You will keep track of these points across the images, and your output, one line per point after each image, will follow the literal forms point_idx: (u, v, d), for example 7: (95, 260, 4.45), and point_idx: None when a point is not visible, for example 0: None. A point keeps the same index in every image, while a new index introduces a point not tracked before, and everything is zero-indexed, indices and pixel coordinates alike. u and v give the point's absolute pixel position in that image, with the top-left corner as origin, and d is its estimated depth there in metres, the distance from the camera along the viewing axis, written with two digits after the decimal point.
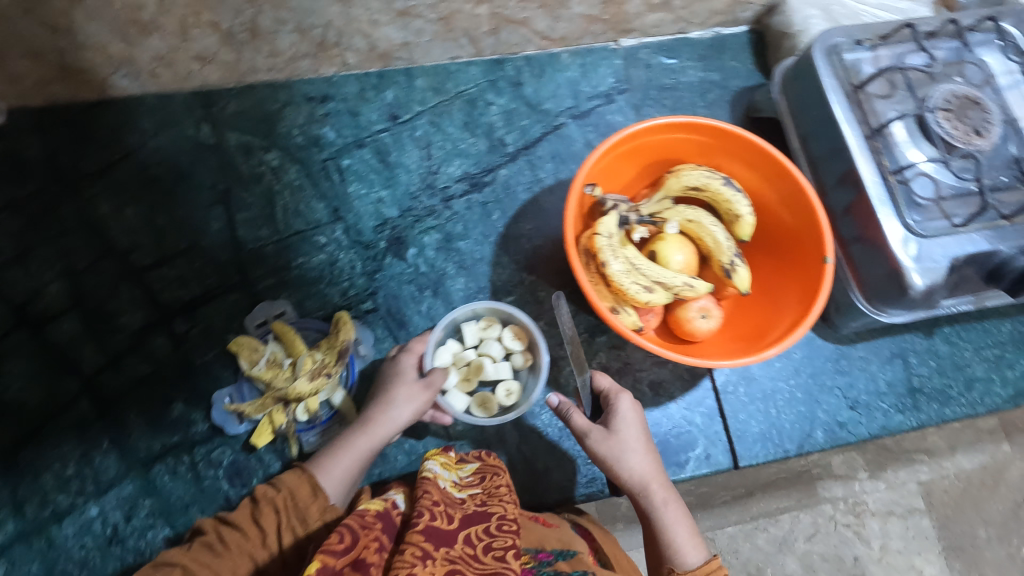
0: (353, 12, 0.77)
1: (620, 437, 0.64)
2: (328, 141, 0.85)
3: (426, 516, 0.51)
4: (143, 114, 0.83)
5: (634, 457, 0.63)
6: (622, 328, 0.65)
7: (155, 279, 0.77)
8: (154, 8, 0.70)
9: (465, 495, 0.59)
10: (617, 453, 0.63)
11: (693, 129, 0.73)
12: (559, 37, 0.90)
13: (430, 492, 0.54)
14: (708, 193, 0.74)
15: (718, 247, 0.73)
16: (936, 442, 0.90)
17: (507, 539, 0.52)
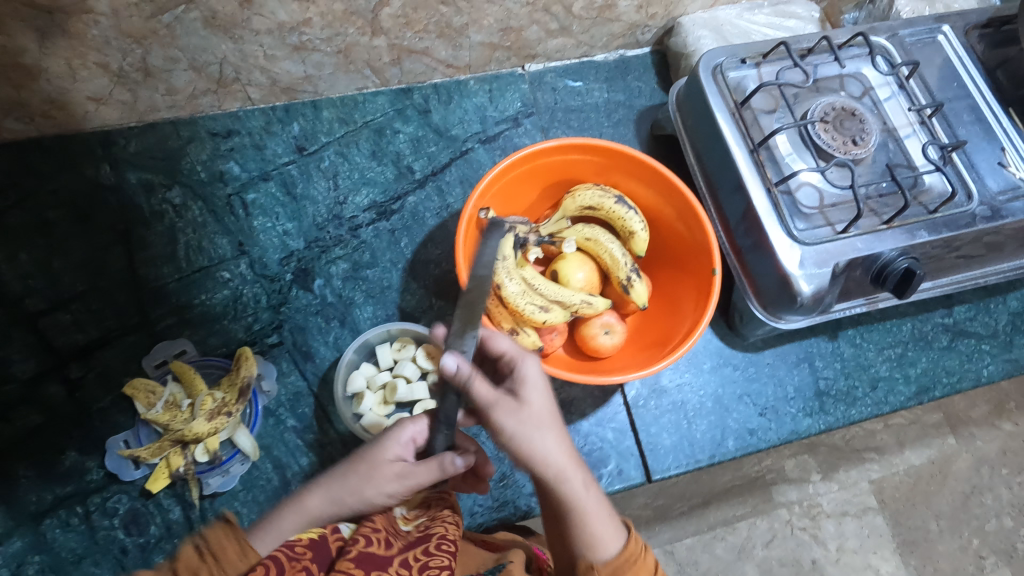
0: (246, 48, 0.77)
1: (530, 410, 0.54)
2: (233, 175, 0.85)
3: (362, 541, 0.51)
4: (37, 156, 0.81)
5: (545, 436, 0.53)
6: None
7: (49, 325, 0.75)
8: (35, 52, 0.69)
9: (412, 525, 0.58)
10: (530, 433, 0.53)
11: (585, 150, 0.75)
12: (464, 65, 0.91)
13: (371, 519, 0.54)
14: (603, 212, 0.76)
15: (616, 263, 0.74)
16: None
17: (441, 561, 0.52)
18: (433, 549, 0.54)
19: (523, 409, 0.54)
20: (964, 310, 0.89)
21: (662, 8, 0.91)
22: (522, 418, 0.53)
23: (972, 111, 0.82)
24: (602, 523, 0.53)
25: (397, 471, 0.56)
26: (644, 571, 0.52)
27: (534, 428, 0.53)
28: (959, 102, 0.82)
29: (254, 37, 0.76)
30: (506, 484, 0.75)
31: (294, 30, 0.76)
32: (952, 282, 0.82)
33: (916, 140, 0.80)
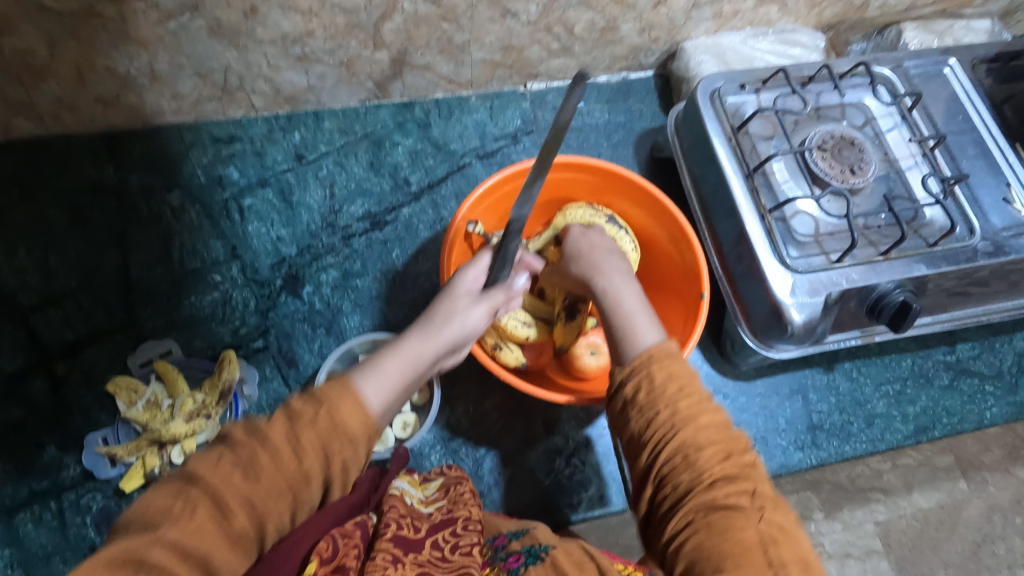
0: (250, 57, 0.79)
1: (609, 257, 0.64)
2: (232, 180, 0.86)
3: (394, 524, 0.50)
4: (45, 155, 0.84)
5: (618, 276, 0.61)
6: (491, 364, 0.64)
7: (40, 320, 0.76)
8: (46, 54, 0.71)
9: (433, 509, 0.58)
10: (607, 266, 0.62)
11: (579, 168, 0.75)
12: (466, 82, 0.93)
13: (396, 506, 0.52)
14: None
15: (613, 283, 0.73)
16: (892, 480, 0.81)
17: (471, 538, 0.52)
18: (461, 528, 0.53)
19: (597, 247, 0.65)
20: (968, 348, 0.86)
21: (664, 33, 0.92)
22: (599, 253, 0.64)
23: (977, 145, 0.80)
24: (644, 321, 0.55)
25: (471, 303, 0.59)
26: (671, 372, 0.50)
27: (611, 252, 0.65)
28: (964, 135, 0.81)
29: (258, 47, 0.78)
30: (484, 502, 0.73)
31: (297, 41, 0.78)
32: (953, 319, 0.79)
33: (918, 172, 0.78)
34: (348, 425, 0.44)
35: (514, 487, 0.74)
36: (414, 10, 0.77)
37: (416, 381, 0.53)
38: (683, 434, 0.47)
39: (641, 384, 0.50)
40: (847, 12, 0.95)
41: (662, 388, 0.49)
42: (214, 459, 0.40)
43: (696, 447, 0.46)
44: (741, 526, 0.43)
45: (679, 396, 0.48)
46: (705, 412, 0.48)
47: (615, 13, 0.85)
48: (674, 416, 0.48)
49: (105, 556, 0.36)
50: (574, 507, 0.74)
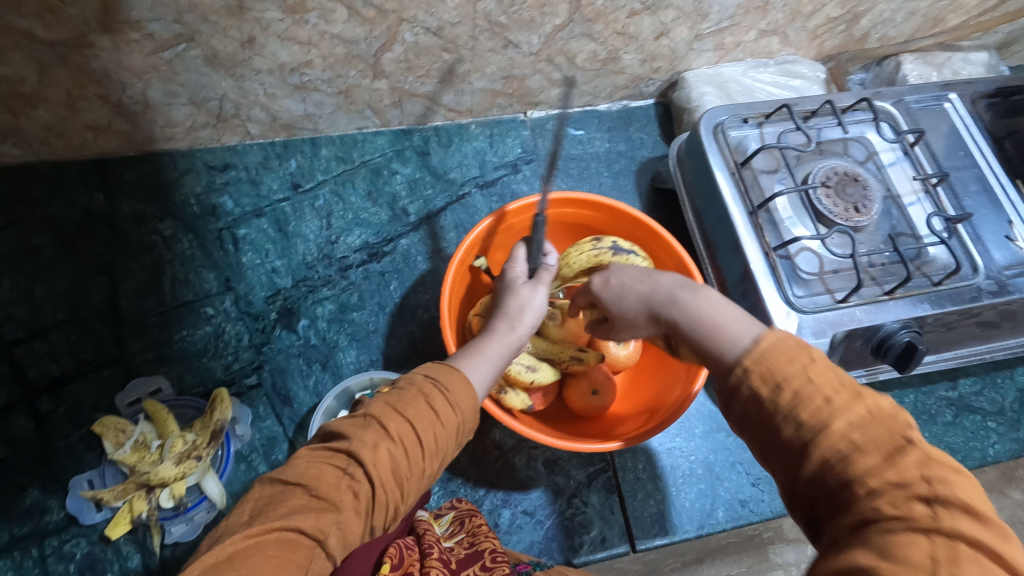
0: (246, 86, 0.78)
1: (651, 279, 0.55)
2: (226, 209, 0.84)
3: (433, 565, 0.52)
4: (33, 182, 0.82)
5: (686, 290, 0.53)
6: (495, 410, 0.62)
7: (26, 354, 0.74)
8: (36, 82, 0.70)
9: (454, 543, 0.60)
10: (662, 289, 0.54)
11: (578, 204, 0.75)
12: (466, 109, 0.92)
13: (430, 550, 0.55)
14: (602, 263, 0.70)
15: None
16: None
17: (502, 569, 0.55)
18: (490, 560, 0.56)
19: (633, 274, 0.57)
20: (969, 383, 0.86)
21: (666, 63, 0.91)
22: (644, 280, 0.56)
23: (979, 181, 0.80)
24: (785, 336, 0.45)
25: (532, 287, 0.60)
26: (798, 379, 0.42)
27: (651, 275, 0.56)
28: (966, 171, 0.81)
29: (255, 76, 0.76)
30: None
31: (295, 70, 0.77)
32: (958, 356, 0.79)
33: (921, 209, 0.78)
34: (461, 409, 0.48)
35: (515, 530, 0.72)
36: (415, 41, 0.76)
37: (501, 365, 0.56)
38: (821, 443, 0.39)
39: (755, 408, 0.43)
40: (847, 44, 0.96)
41: (781, 404, 0.42)
42: (373, 442, 0.44)
43: (836, 458, 0.39)
44: (908, 541, 0.34)
45: (801, 405, 0.41)
46: (838, 417, 0.39)
47: (617, 44, 0.85)
48: (803, 424, 0.41)
49: (284, 517, 0.39)
50: (576, 550, 0.72)
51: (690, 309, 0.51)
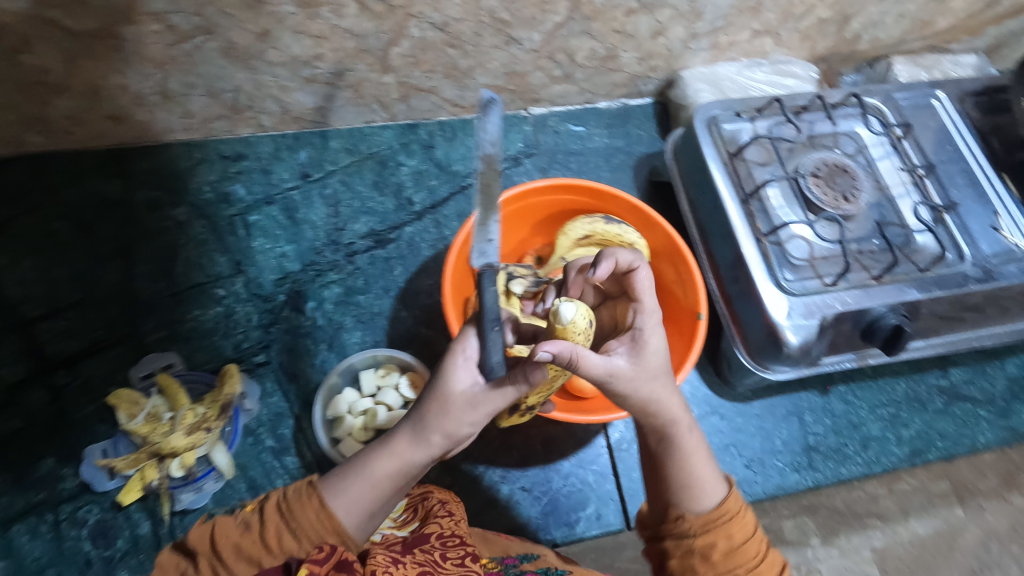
0: (260, 78, 0.81)
1: (643, 364, 0.54)
2: (238, 197, 0.88)
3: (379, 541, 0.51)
4: (54, 169, 0.85)
5: (657, 384, 0.55)
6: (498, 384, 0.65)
7: (43, 330, 0.76)
8: (61, 72, 0.73)
9: (407, 531, 0.60)
10: (650, 388, 0.54)
11: (572, 190, 0.78)
12: (469, 105, 0.95)
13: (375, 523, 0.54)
14: (597, 238, 0.76)
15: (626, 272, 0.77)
16: (890, 507, 0.76)
17: (458, 546, 0.53)
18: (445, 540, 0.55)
19: (636, 362, 0.54)
20: (960, 372, 0.87)
21: (662, 61, 0.95)
22: (631, 378, 0.54)
23: (966, 174, 0.82)
24: (707, 476, 0.55)
25: (457, 396, 0.54)
26: (741, 528, 0.53)
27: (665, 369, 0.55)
28: (953, 165, 0.83)
29: (268, 68, 0.80)
30: (482, 520, 0.73)
31: (307, 63, 0.80)
32: (944, 343, 0.80)
33: (909, 200, 0.81)
34: (320, 530, 0.51)
35: (513, 505, 0.74)
36: (422, 36, 0.80)
37: (385, 486, 0.54)
38: (712, 542, 0.52)
39: (705, 524, 0.53)
40: (839, 45, 0.99)
41: (731, 536, 0.53)
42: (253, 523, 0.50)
43: (727, 555, 0.52)
44: None
45: (722, 521, 0.53)
46: (745, 544, 0.52)
47: (614, 42, 0.88)
48: (706, 528, 0.52)
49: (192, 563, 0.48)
50: (571, 526, 0.74)
51: (654, 402, 0.54)
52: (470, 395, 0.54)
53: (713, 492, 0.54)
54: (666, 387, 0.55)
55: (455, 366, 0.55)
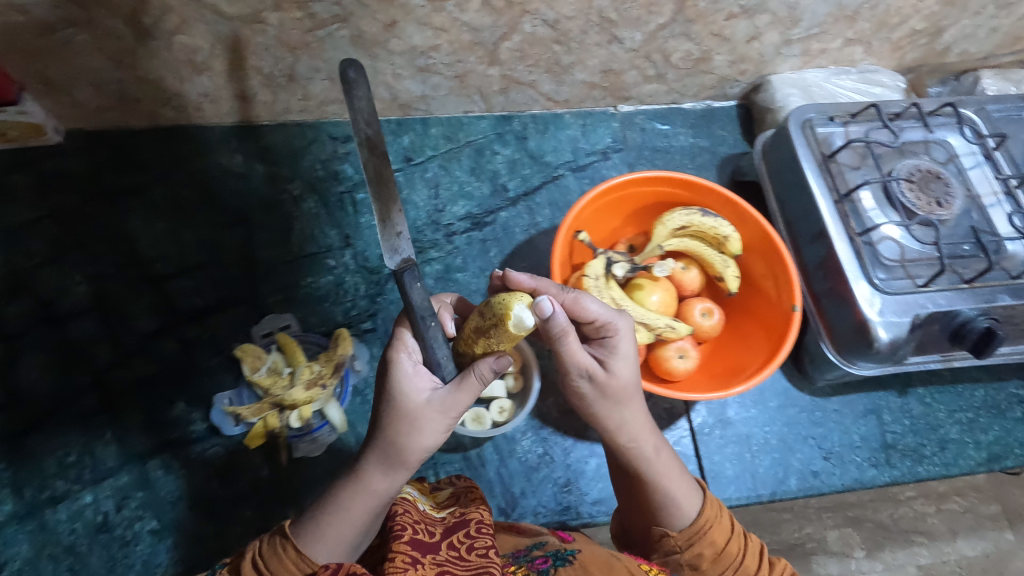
0: (378, 65, 0.87)
1: (615, 376, 0.60)
2: (347, 176, 0.94)
3: (409, 530, 0.54)
4: (184, 142, 0.93)
5: (629, 405, 0.61)
6: None
7: (174, 287, 0.83)
8: (206, 52, 0.81)
9: (444, 515, 0.62)
10: (621, 401, 0.61)
11: (666, 182, 0.80)
12: (563, 100, 1.00)
13: (409, 512, 0.57)
14: (692, 229, 0.79)
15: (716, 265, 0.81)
16: (936, 525, 0.84)
17: (485, 540, 0.55)
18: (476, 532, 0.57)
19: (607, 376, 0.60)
20: None
21: (753, 66, 0.98)
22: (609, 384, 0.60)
23: None
24: (683, 489, 0.61)
25: (419, 418, 0.54)
26: (721, 530, 0.59)
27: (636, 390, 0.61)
28: None
29: (388, 57, 0.86)
30: (572, 489, 0.77)
31: (423, 53, 0.86)
32: None
33: (1001, 210, 0.82)
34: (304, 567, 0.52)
35: (601, 478, 0.78)
36: (532, 32, 0.85)
37: (363, 517, 0.55)
38: (699, 553, 0.58)
39: (693, 538, 0.59)
40: (928, 57, 1.01)
41: (718, 547, 0.58)
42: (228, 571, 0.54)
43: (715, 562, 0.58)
44: None
45: (705, 535, 0.58)
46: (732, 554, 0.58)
47: (710, 45, 0.91)
48: (689, 540, 0.59)
49: None
50: None
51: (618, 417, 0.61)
52: (424, 409, 0.55)
53: (692, 503, 0.60)
54: (633, 402, 0.61)
55: (407, 384, 0.55)
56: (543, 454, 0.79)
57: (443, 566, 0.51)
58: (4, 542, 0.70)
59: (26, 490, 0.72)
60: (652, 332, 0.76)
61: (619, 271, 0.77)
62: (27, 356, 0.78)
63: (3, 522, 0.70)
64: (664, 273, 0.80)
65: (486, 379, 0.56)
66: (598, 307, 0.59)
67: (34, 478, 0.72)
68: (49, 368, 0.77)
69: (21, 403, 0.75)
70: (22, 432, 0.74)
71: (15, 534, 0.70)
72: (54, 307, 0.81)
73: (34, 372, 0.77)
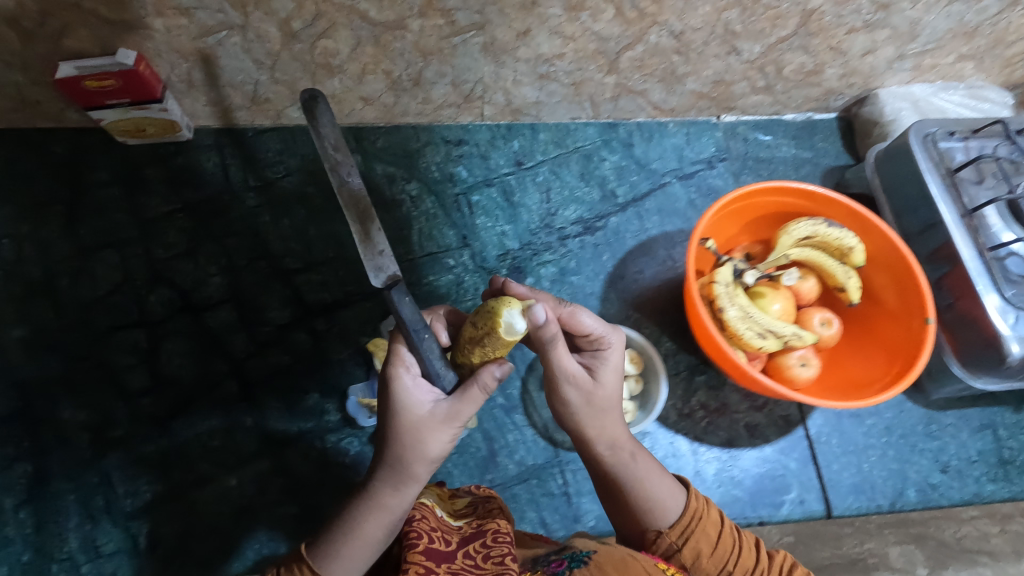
0: (502, 72, 0.90)
1: (600, 386, 0.61)
2: (461, 178, 0.96)
3: (425, 538, 0.56)
4: (305, 141, 0.96)
5: (604, 413, 0.61)
6: (744, 367, 0.71)
7: (303, 281, 0.86)
8: (343, 56, 0.84)
9: (461, 523, 0.64)
10: (599, 406, 0.60)
11: (789, 192, 0.82)
12: (669, 109, 1.01)
13: (426, 519, 0.60)
14: (816, 240, 0.80)
15: (837, 276, 0.82)
16: (1000, 546, 0.69)
17: (502, 547, 0.57)
18: (493, 539, 0.58)
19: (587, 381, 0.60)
20: None
21: (861, 79, 0.98)
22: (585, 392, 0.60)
23: None
24: (665, 490, 0.60)
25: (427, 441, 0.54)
26: (710, 522, 0.59)
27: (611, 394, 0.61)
28: None
29: (514, 63, 0.88)
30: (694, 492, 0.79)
31: (547, 61, 0.88)
32: None
33: None
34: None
35: (722, 483, 0.80)
36: (656, 42, 0.86)
37: (382, 532, 0.56)
38: (694, 548, 0.58)
39: (684, 533, 0.58)
40: None
41: (712, 539, 0.58)
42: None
43: (710, 556, 0.57)
44: None
45: (692, 527, 0.58)
46: (724, 543, 0.58)
47: (826, 58, 0.92)
48: (684, 534, 0.58)
49: None
50: (777, 507, 0.79)
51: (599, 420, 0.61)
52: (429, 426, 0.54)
53: (674, 502, 0.60)
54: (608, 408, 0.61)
55: (406, 404, 0.54)
56: (663, 457, 0.81)
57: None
58: (156, 521, 0.73)
59: (173, 471, 0.75)
60: (781, 341, 0.76)
61: (749, 278, 0.79)
62: (168, 343, 0.81)
63: (153, 502, 0.73)
64: (791, 281, 0.82)
65: (489, 388, 0.55)
66: (595, 319, 0.61)
67: (181, 461, 0.75)
68: (190, 356, 0.81)
69: (166, 388, 0.79)
70: (167, 416, 0.77)
71: (165, 514, 0.73)
72: (191, 297, 0.84)
73: (177, 359, 0.80)
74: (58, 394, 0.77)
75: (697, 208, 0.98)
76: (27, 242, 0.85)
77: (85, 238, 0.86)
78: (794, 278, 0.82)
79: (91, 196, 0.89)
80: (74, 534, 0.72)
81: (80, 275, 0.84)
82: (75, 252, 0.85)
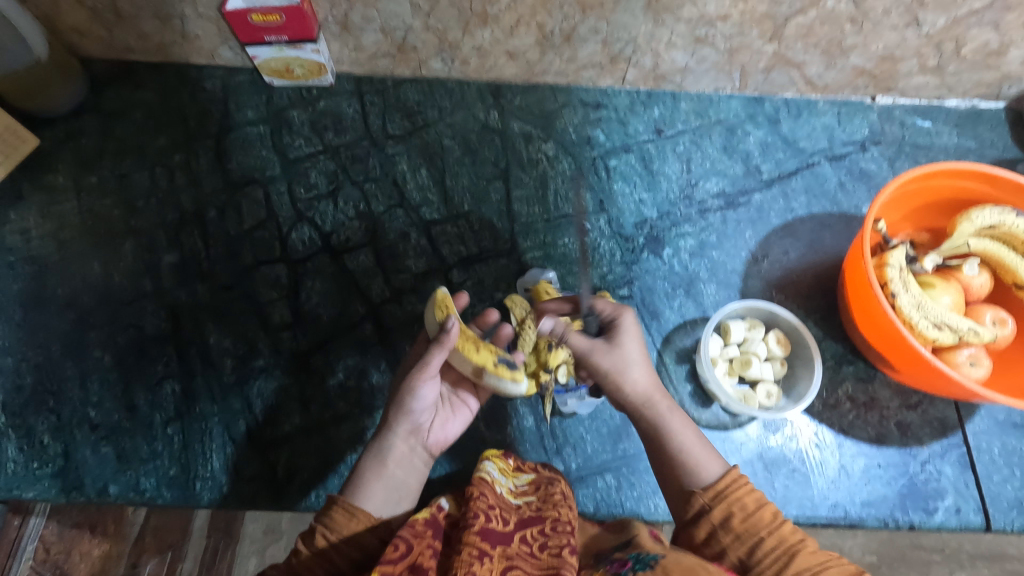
0: (659, 32, 0.84)
1: (622, 352, 0.64)
2: (599, 142, 0.93)
3: (482, 517, 0.54)
4: (443, 95, 0.94)
5: (636, 368, 0.65)
6: (927, 356, 0.65)
7: (439, 233, 0.86)
8: (501, 4, 0.80)
9: (521, 501, 0.62)
10: (622, 365, 0.64)
11: (970, 177, 0.76)
12: (823, 85, 0.94)
13: (484, 496, 0.57)
14: (1001, 231, 0.74)
15: (1018, 273, 0.75)
16: None
17: (561, 538, 0.54)
18: (551, 528, 0.56)
19: (609, 340, 0.65)
20: None
21: None
22: (611, 357, 0.64)
23: None
24: (704, 453, 0.63)
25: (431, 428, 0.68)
26: (750, 496, 0.58)
27: (631, 355, 0.65)
28: None
29: (673, 24, 0.82)
30: (838, 487, 0.74)
31: (709, 23, 0.82)
32: None
33: None
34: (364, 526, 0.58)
35: (869, 480, 0.75)
36: (833, 8, 0.78)
37: (398, 491, 0.63)
38: (727, 511, 0.57)
39: (731, 510, 0.57)
40: None
41: (752, 517, 0.57)
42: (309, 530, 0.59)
43: (744, 530, 0.56)
44: None
45: (739, 503, 0.57)
46: (772, 536, 0.55)
47: (1016, 37, 0.81)
48: (718, 497, 0.58)
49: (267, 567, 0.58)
50: (929, 513, 0.73)
51: (622, 385, 0.64)
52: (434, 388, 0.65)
53: (713, 465, 0.61)
54: (635, 360, 0.65)
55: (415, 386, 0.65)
56: (802, 449, 0.76)
57: (513, 561, 0.50)
58: (294, 450, 0.75)
59: (311, 406, 0.76)
60: (955, 335, 0.70)
61: (926, 264, 0.76)
62: (309, 281, 0.82)
63: (291, 433, 0.75)
64: (973, 272, 0.75)
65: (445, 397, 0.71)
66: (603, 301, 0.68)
67: (319, 397, 0.77)
68: (329, 296, 0.82)
69: (306, 323, 0.80)
70: (307, 351, 0.79)
71: (304, 445, 0.75)
72: (330, 239, 0.85)
73: (317, 297, 0.82)
74: (206, 320, 0.80)
75: (847, 191, 0.92)
76: (179, 172, 0.88)
77: (232, 173, 0.88)
78: (976, 268, 0.75)
79: (239, 133, 0.90)
80: (217, 455, 0.74)
81: (226, 208, 0.86)
82: (223, 185, 0.87)
